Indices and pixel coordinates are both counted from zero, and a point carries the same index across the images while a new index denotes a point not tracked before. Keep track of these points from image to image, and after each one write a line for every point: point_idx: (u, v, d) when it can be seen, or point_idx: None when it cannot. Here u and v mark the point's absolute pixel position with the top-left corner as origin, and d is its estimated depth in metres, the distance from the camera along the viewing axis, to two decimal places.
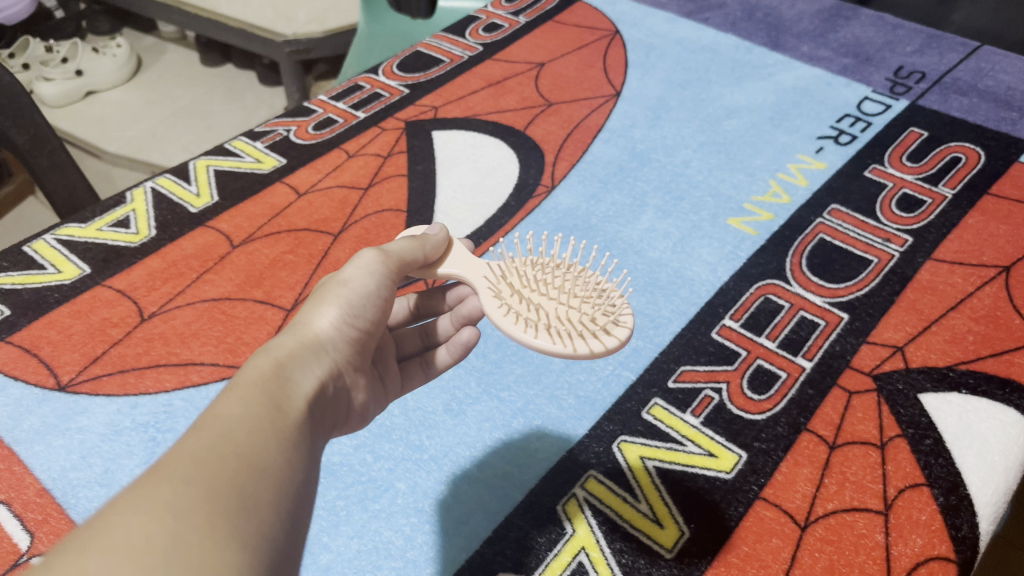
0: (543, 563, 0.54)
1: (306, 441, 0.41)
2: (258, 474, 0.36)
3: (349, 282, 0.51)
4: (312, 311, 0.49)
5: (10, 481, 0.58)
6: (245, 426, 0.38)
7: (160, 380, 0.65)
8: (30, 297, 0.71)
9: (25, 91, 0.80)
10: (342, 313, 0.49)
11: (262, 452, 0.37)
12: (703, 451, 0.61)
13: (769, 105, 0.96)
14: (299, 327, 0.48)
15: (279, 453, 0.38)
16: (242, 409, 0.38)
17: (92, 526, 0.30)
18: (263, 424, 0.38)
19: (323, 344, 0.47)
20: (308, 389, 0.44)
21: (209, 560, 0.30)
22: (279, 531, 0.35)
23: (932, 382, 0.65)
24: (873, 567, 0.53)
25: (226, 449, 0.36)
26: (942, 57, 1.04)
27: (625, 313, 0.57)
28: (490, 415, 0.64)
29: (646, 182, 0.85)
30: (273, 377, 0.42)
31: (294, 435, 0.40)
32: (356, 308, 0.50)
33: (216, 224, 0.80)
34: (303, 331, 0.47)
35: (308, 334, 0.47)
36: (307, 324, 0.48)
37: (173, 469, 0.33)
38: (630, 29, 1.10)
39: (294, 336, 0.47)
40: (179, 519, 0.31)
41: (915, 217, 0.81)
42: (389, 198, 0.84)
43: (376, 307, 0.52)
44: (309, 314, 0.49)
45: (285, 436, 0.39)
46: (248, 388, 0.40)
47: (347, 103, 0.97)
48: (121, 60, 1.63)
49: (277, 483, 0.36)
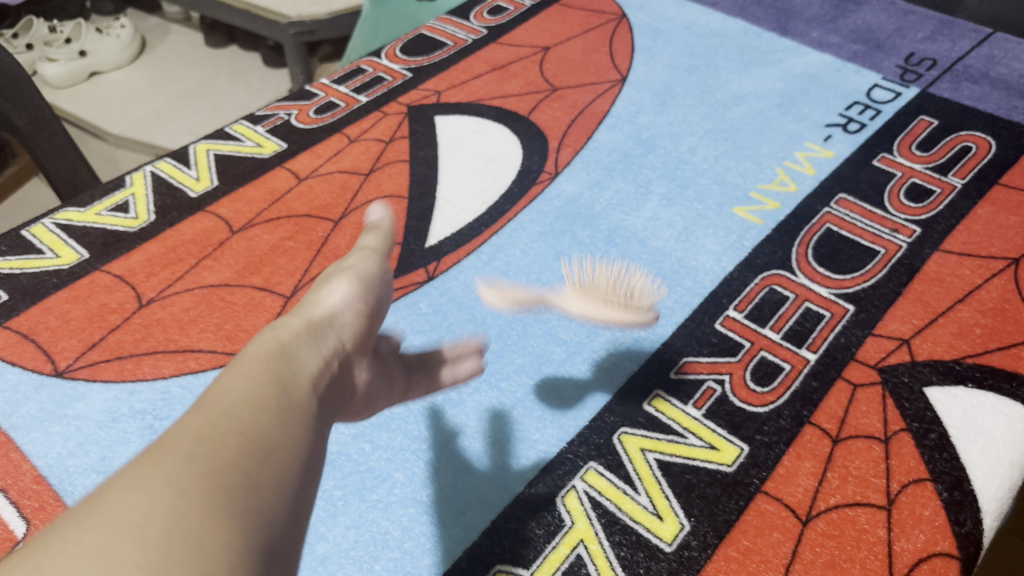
0: (541, 555, 0.54)
1: (317, 418, 0.39)
2: (264, 450, 0.35)
3: (353, 265, 0.50)
4: (322, 289, 0.47)
5: (7, 467, 0.58)
6: (253, 401, 0.37)
7: (158, 366, 0.65)
8: (28, 282, 0.71)
9: (26, 73, 0.79)
10: (352, 287, 0.47)
11: (268, 428, 0.36)
12: (705, 444, 0.60)
13: (777, 91, 0.95)
14: (308, 306, 0.46)
15: (287, 429, 0.37)
16: (246, 386, 0.37)
17: (92, 503, 0.30)
18: (270, 400, 0.37)
19: (335, 316, 0.45)
20: (317, 363, 0.42)
21: (208, 540, 0.29)
22: (283, 512, 0.34)
23: (938, 375, 0.64)
24: (875, 563, 0.53)
25: (231, 427, 0.35)
26: (953, 43, 1.02)
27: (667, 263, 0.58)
28: (490, 405, 0.63)
29: (651, 169, 0.84)
30: (282, 352, 0.41)
31: (302, 414, 0.38)
32: (367, 282, 0.49)
33: (216, 210, 0.79)
34: (314, 306, 0.46)
35: (317, 311, 0.45)
36: (315, 301, 0.46)
37: (175, 447, 0.33)
38: (637, 12, 1.09)
39: (303, 314, 0.45)
40: (178, 496, 0.30)
41: (924, 207, 0.79)
42: (390, 184, 0.83)
43: (384, 283, 0.51)
44: (318, 293, 0.47)
45: (293, 414, 0.38)
46: (252, 364, 0.39)
47: (349, 87, 0.96)
48: (125, 41, 1.63)
49: (285, 460, 0.35)
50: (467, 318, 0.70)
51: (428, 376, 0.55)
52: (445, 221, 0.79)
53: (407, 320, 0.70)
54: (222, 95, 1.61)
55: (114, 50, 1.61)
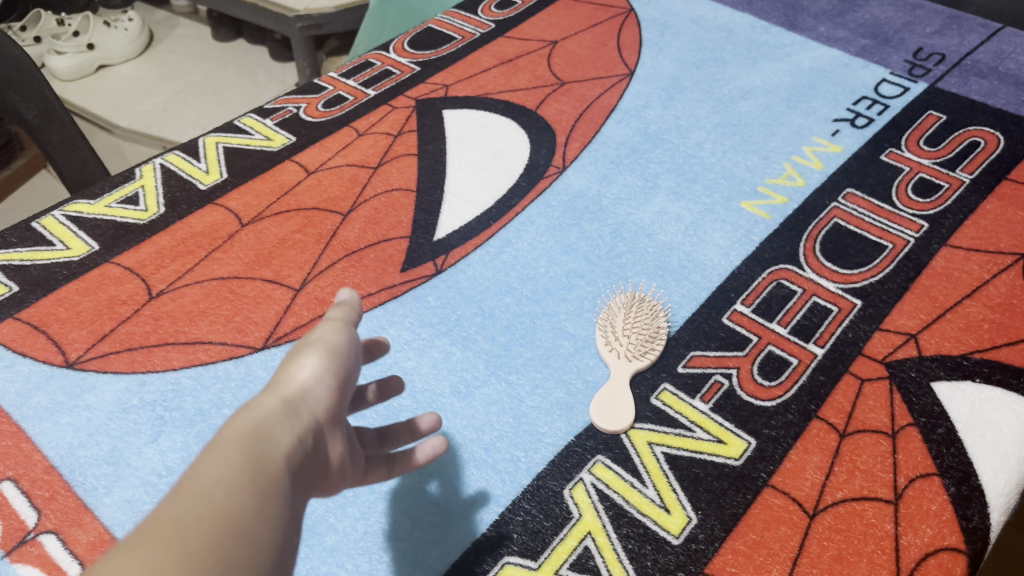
0: (549, 547, 0.54)
1: (291, 501, 0.36)
2: (233, 551, 0.32)
3: (324, 333, 0.44)
4: (291, 361, 0.41)
5: (18, 458, 0.58)
6: (225, 490, 0.33)
7: (168, 358, 0.65)
8: (39, 274, 0.71)
9: (35, 66, 0.80)
10: (326, 357, 0.41)
11: (241, 521, 0.33)
12: (712, 438, 0.60)
13: (785, 86, 0.94)
14: (276, 380, 0.40)
15: (258, 520, 0.33)
16: (214, 482, 0.33)
17: None
18: (244, 487, 0.34)
19: (310, 392, 0.40)
20: (292, 449, 0.37)
21: None
22: None
23: (946, 370, 0.64)
24: (882, 556, 0.53)
25: (199, 524, 0.31)
26: (962, 38, 1.02)
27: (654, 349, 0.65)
28: (498, 398, 0.63)
29: (658, 163, 0.85)
30: (258, 432, 0.36)
31: (275, 504, 0.35)
32: (341, 350, 0.43)
33: (225, 203, 0.79)
34: (288, 381, 0.40)
35: (292, 386, 0.40)
36: (286, 377, 0.40)
37: (138, 551, 0.30)
38: (645, 6, 1.09)
39: (273, 392, 0.39)
40: None
41: (932, 202, 0.79)
42: (399, 177, 0.83)
43: (358, 349, 0.45)
44: (288, 365, 0.41)
45: (267, 501, 0.34)
46: (221, 453, 0.34)
47: (357, 81, 0.96)
48: (133, 34, 1.64)
49: (253, 558, 0.32)
50: (475, 311, 0.70)
51: (390, 462, 0.48)
52: (453, 214, 0.79)
53: (415, 313, 0.70)
54: (229, 88, 1.61)
55: (122, 43, 1.62)
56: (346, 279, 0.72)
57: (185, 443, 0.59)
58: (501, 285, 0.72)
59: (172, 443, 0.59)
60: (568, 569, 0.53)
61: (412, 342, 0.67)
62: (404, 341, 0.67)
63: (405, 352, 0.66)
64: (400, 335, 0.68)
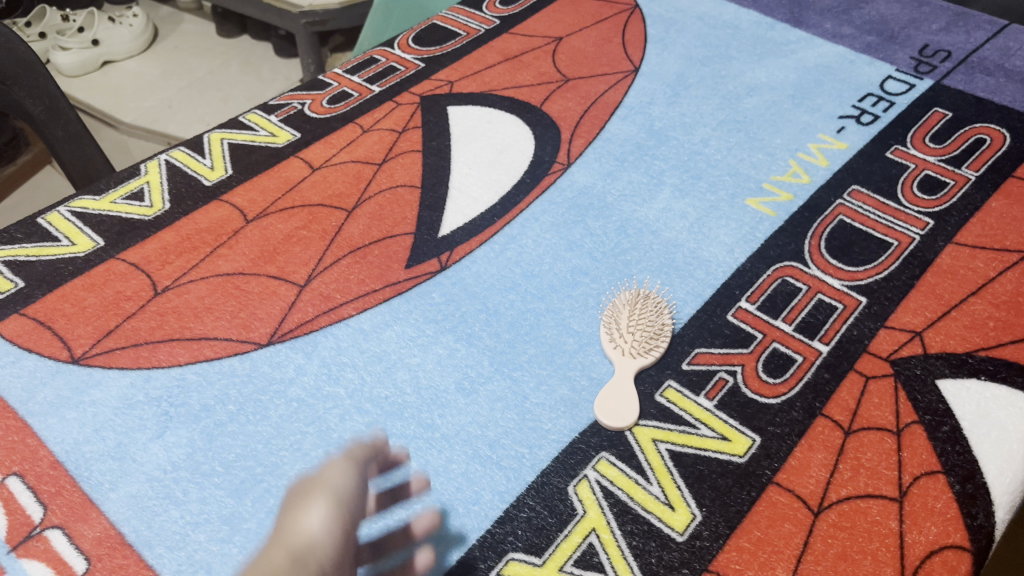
0: (554, 543, 0.54)
1: None
2: None
3: (331, 477, 0.44)
4: (298, 509, 0.42)
5: (24, 453, 0.58)
6: None
7: (174, 354, 0.65)
8: (44, 270, 0.71)
9: (41, 61, 0.80)
10: (334, 504, 0.42)
11: None
12: (716, 435, 0.60)
13: (790, 83, 0.94)
14: (283, 531, 0.41)
15: None
16: None
17: None
18: None
19: (319, 542, 0.41)
20: None
21: None
22: None
23: (951, 368, 0.64)
24: (887, 554, 0.53)
25: None
26: (968, 35, 1.01)
27: (659, 346, 0.66)
28: (503, 395, 0.63)
29: (663, 160, 0.84)
30: None
31: None
32: (349, 497, 0.44)
33: (230, 199, 0.79)
34: (297, 531, 0.41)
35: (301, 535, 0.41)
36: (293, 527, 0.41)
37: None
38: (650, 2, 1.08)
39: (280, 546, 0.40)
40: None
41: (937, 199, 0.79)
42: (403, 174, 0.83)
43: (364, 494, 0.46)
44: (296, 513, 0.42)
45: None
46: None
47: (362, 77, 0.96)
48: (137, 30, 1.64)
49: None
50: (480, 308, 0.70)
51: None
52: (457, 211, 0.79)
53: (419, 309, 0.70)
54: (234, 83, 1.61)
55: (126, 39, 1.62)
56: (351, 275, 0.72)
57: (190, 439, 0.59)
58: (505, 281, 0.72)
59: (177, 438, 0.59)
60: (572, 566, 0.53)
61: (417, 338, 0.67)
62: (409, 337, 0.67)
63: (410, 349, 0.66)
64: (404, 331, 0.68)
